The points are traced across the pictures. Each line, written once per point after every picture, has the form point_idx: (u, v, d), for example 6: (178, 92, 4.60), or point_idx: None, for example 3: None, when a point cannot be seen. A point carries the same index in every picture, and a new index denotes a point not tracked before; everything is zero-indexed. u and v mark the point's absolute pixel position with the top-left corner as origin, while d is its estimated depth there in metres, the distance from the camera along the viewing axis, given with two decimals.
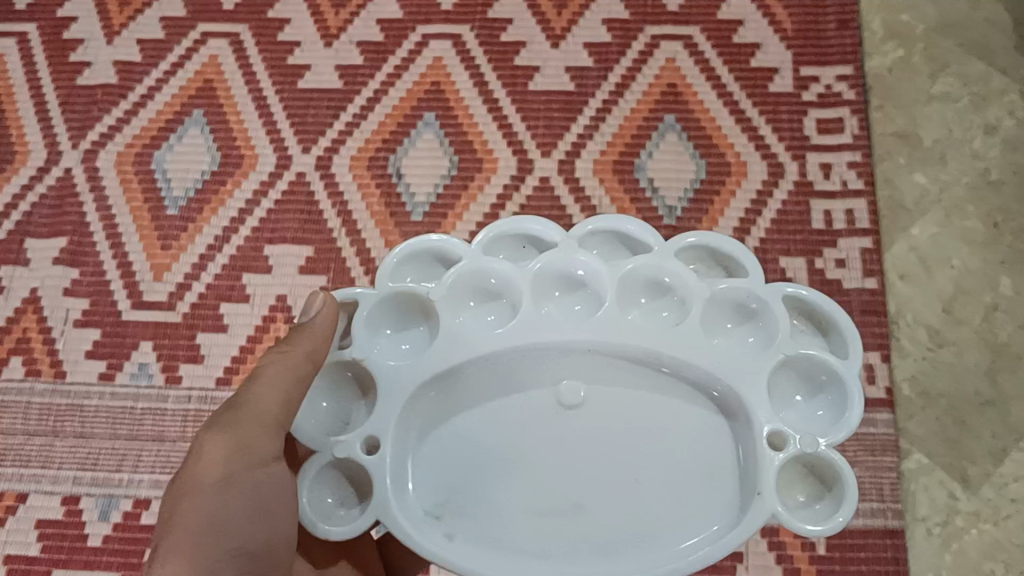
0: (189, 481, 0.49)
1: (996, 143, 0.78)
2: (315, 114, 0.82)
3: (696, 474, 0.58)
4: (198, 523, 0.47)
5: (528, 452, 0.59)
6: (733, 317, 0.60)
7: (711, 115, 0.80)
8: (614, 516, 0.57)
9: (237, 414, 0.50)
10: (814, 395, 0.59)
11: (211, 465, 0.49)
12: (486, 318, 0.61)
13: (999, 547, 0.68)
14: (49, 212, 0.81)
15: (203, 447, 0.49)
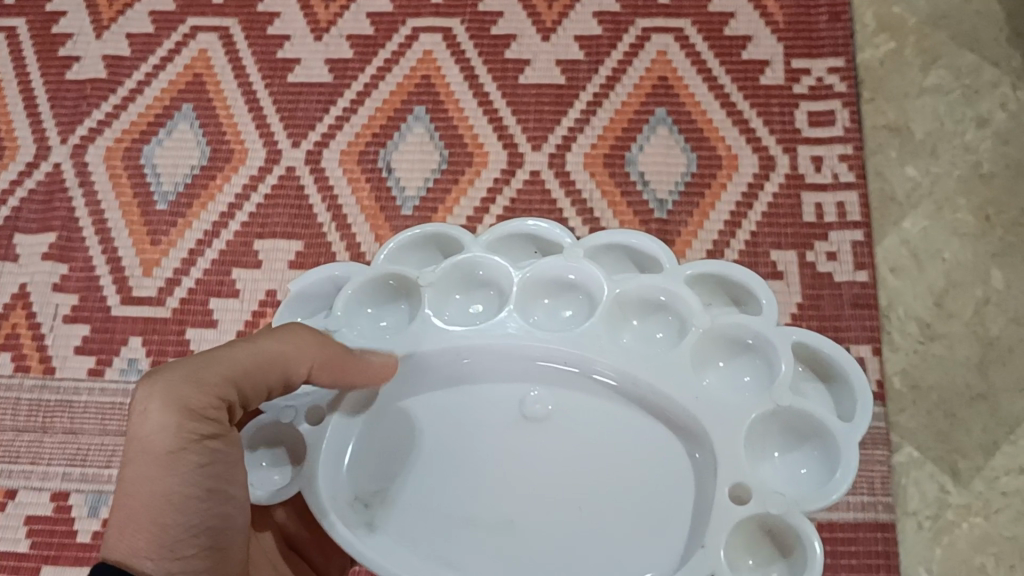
0: (139, 452, 0.45)
1: (988, 135, 0.77)
2: (304, 108, 0.82)
3: (650, 515, 0.60)
4: (143, 502, 0.45)
5: (507, 480, 0.62)
6: (726, 355, 0.65)
7: (703, 108, 0.80)
8: (546, 532, 0.60)
9: (207, 365, 0.49)
10: (794, 451, 0.62)
11: (163, 434, 0.46)
12: (472, 308, 0.68)
13: (990, 540, 0.67)
14: (39, 208, 0.81)
15: (147, 417, 0.46)
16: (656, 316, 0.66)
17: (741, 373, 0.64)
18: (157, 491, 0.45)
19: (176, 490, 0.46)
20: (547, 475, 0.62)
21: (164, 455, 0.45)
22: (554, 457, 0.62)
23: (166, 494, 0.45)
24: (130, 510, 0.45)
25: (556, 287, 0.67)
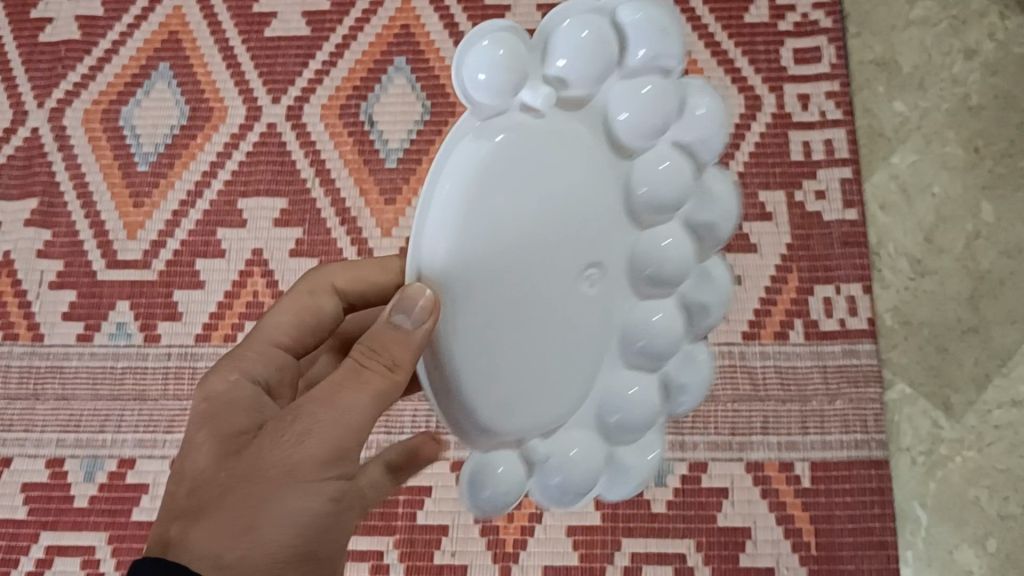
0: (259, 462, 0.34)
1: (976, 67, 0.77)
2: (283, 63, 0.80)
3: (534, 327, 0.37)
4: (222, 540, 0.32)
5: (516, 318, 0.36)
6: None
7: (686, 48, 0.78)
8: (511, 353, 0.36)
9: (329, 415, 0.34)
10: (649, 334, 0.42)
11: (306, 462, 0.34)
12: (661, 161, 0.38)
13: (982, 473, 0.67)
14: (19, 173, 0.80)
15: (302, 426, 0.34)
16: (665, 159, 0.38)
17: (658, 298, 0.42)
18: (291, 526, 0.33)
19: (312, 520, 0.34)
20: (576, 259, 0.37)
21: (287, 470, 0.33)
22: (592, 242, 0.37)
23: (297, 526, 0.33)
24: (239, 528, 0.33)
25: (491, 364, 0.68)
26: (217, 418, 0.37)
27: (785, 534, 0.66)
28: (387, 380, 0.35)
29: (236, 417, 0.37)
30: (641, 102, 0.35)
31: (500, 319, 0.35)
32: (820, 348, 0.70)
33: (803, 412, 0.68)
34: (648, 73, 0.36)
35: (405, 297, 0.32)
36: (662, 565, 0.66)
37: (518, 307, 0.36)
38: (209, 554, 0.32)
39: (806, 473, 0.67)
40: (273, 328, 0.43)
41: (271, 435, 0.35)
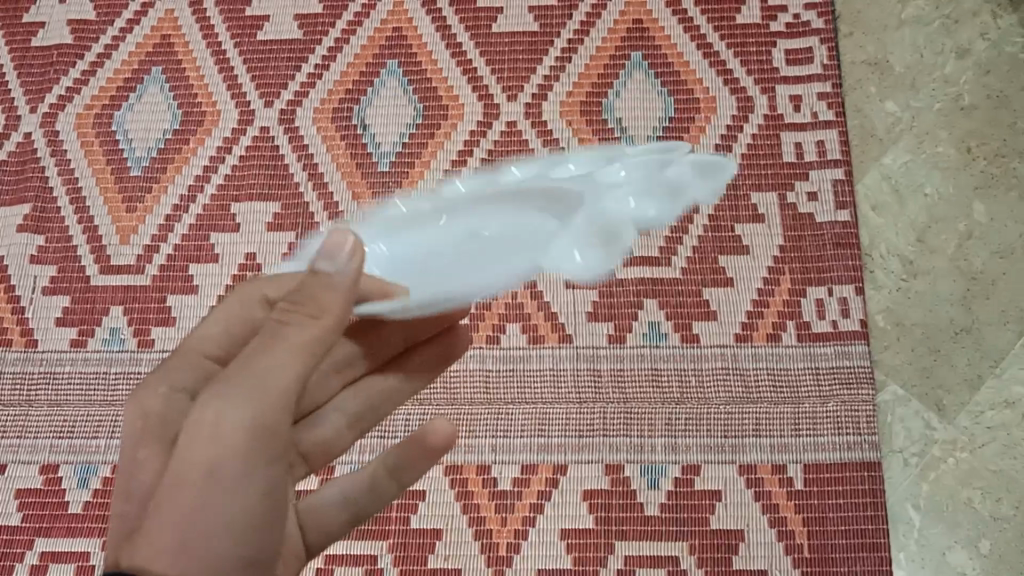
0: (188, 453, 0.38)
1: (968, 67, 0.77)
2: (275, 66, 0.80)
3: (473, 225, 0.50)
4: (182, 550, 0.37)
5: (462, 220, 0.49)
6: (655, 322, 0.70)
7: (678, 50, 0.79)
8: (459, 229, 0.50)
9: (257, 385, 0.39)
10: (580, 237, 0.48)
11: (235, 444, 0.39)
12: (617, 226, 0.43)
13: (975, 474, 0.68)
14: (12, 178, 0.80)
15: (239, 413, 0.39)
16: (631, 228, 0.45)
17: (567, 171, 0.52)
18: (230, 509, 0.40)
19: (248, 496, 0.41)
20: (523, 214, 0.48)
21: (216, 467, 0.38)
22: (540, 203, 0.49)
23: (238, 507, 0.40)
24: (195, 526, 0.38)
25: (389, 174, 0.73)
26: (139, 415, 0.39)
27: (778, 537, 0.66)
28: (311, 330, 0.38)
29: (148, 416, 0.39)
30: None
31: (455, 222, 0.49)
32: (813, 349, 0.70)
33: (796, 414, 0.68)
34: None
35: (332, 242, 0.39)
36: (655, 568, 0.66)
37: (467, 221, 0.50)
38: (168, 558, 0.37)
39: (798, 475, 0.67)
40: (203, 339, 0.49)
41: (203, 424, 0.38)
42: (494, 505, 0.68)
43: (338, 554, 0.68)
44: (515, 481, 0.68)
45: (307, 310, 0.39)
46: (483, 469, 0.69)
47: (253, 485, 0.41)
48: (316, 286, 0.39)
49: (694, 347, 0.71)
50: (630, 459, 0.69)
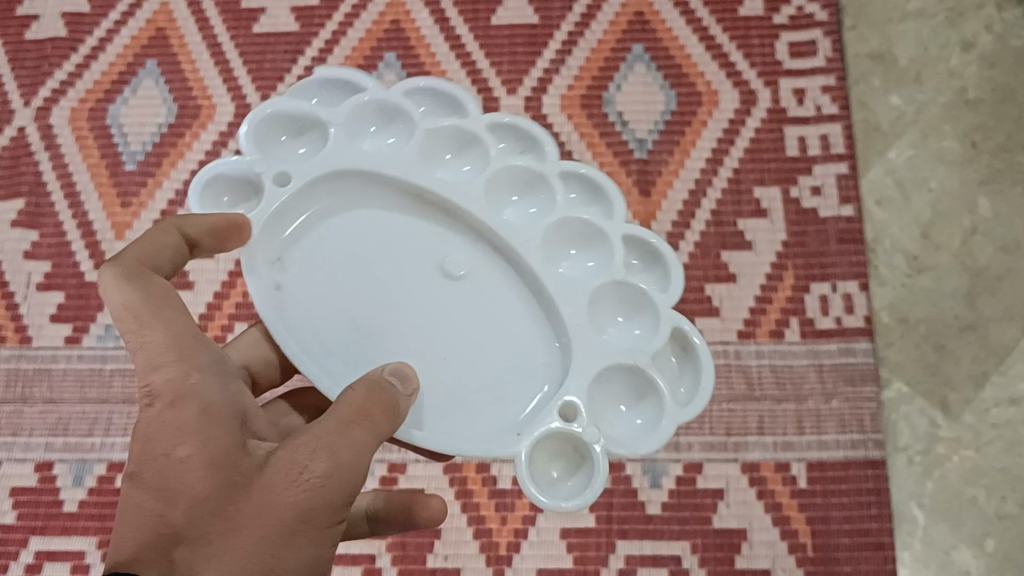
0: (269, 488, 0.36)
1: (973, 60, 0.76)
2: (271, 59, 0.79)
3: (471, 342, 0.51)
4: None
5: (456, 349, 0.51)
6: (627, 400, 0.51)
7: (680, 43, 0.78)
8: (472, 328, 0.52)
9: (342, 442, 0.37)
10: (632, 314, 0.53)
11: (320, 493, 0.37)
12: (639, 419, 0.51)
13: (980, 472, 0.67)
14: (5, 173, 0.79)
15: (318, 470, 0.37)
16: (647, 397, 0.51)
17: (586, 260, 0.54)
18: (297, 561, 0.37)
19: (320, 561, 0.37)
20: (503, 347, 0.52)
21: (300, 510, 0.36)
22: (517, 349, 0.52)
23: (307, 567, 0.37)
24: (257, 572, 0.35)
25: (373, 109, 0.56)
26: (212, 441, 0.38)
27: (781, 536, 0.66)
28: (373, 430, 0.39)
29: (225, 443, 0.38)
30: (620, 419, 0.51)
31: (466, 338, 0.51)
32: (816, 346, 0.69)
33: (799, 412, 0.68)
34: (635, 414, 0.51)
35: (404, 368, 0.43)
36: (657, 568, 0.65)
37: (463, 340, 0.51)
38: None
39: (802, 474, 0.66)
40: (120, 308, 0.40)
41: (280, 470, 0.37)
42: (494, 503, 0.67)
43: (337, 553, 0.67)
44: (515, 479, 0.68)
45: (385, 412, 0.40)
46: (483, 467, 0.68)
47: (323, 550, 0.38)
48: (384, 395, 0.40)
49: None
50: (632, 457, 0.68)
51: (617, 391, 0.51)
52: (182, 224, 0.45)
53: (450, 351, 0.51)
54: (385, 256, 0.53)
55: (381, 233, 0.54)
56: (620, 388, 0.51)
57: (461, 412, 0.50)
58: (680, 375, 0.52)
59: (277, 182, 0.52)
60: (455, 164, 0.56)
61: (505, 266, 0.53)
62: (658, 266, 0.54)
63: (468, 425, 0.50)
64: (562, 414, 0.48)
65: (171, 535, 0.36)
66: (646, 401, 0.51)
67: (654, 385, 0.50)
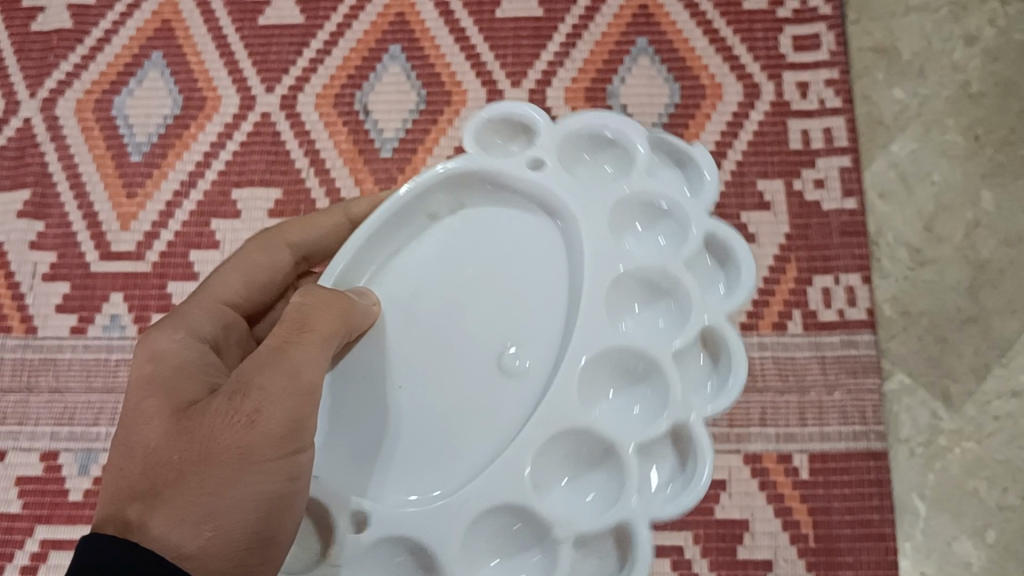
0: (208, 437, 0.37)
1: (977, 54, 0.76)
2: (277, 52, 0.80)
3: (504, 294, 0.48)
4: (185, 523, 0.36)
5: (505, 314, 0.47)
6: (616, 385, 0.46)
7: (684, 36, 0.78)
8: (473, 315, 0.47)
9: (280, 373, 0.39)
10: (654, 302, 0.48)
11: (268, 426, 0.38)
12: (657, 324, 0.48)
13: (981, 464, 0.67)
14: (10, 164, 0.79)
15: (251, 405, 0.38)
16: (661, 298, 0.48)
17: (654, 319, 0.48)
18: (247, 506, 0.37)
19: (272, 495, 0.38)
20: (504, 305, 0.47)
21: (245, 449, 0.38)
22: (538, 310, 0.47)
23: (256, 502, 0.38)
24: (196, 511, 0.36)
25: (599, 135, 0.52)
26: (172, 397, 0.40)
27: (783, 526, 0.66)
28: (311, 348, 0.41)
29: (188, 393, 0.40)
30: (629, 415, 0.45)
31: (482, 312, 0.47)
32: (819, 338, 0.69)
33: (801, 403, 0.68)
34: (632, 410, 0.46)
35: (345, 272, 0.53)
36: (659, 557, 0.66)
37: (467, 346, 0.47)
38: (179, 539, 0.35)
39: (804, 465, 0.67)
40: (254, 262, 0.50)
41: (219, 417, 0.38)
42: None
43: None
44: None
45: (330, 320, 0.42)
46: None
47: (271, 485, 0.38)
48: (339, 300, 0.43)
49: None
50: None
51: (558, 462, 0.44)
52: (351, 210, 0.53)
53: (447, 398, 0.45)
54: (478, 291, 0.48)
55: (503, 237, 0.49)
56: (617, 365, 0.46)
57: (432, 463, 0.44)
58: (676, 469, 0.46)
59: (533, 165, 0.49)
60: (595, 164, 0.52)
61: (568, 247, 0.48)
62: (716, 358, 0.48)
63: (401, 484, 0.44)
64: (528, 483, 0.42)
65: (129, 495, 0.36)
66: (641, 388, 0.46)
67: (664, 376, 0.45)
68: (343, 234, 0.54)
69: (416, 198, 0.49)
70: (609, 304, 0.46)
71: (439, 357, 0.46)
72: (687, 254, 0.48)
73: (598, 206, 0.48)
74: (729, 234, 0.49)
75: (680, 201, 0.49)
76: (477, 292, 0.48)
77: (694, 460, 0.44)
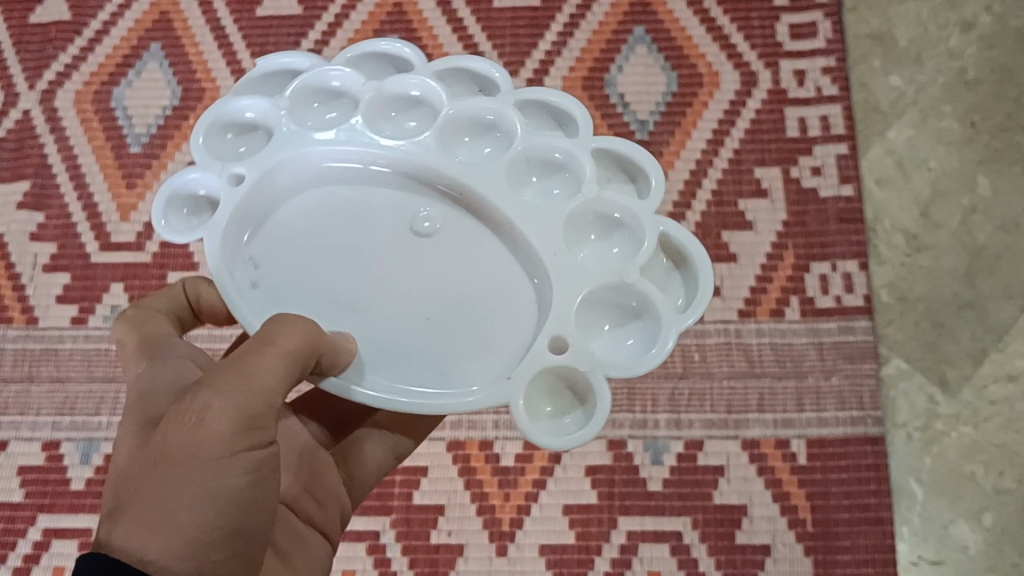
0: (163, 444, 0.34)
1: (973, 40, 0.76)
2: (275, 42, 0.80)
3: (386, 229, 0.49)
4: (145, 532, 0.33)
5: (378, 256, 0.49)
6: (601, 230, 0.49)
7: (681, 25, 0.78)
8: (333, 241, 0.49)
9: (236, 375, 0.35)
10: (552, 172, 0.50)
11: (218, 430, 0.34)
12: (553, 191, 0.50)
13: (978, 448, 0.67)
14: (10, 155, 0.79)
15: (201, 403, 0.34)
16: (554, 172, 0.50)
17: (483, 146, 0.51)
18: (202, 513, 0.34)
19: (227, 496, 0.34)
20: (397, 221, 0.50)
21: (196, 454, 0.34)
22: (439, 247, 0.49)
23: (210, 507, 0.34)
24: (153, 515, 0.33)
25: (324, 87, 0.52)
26: (136, 419, 0.37)
27: (781, 511, 0.66)
28: (273, 352, 0.37)
29: (157, 405, 0.38)
30: (605, 249, 0.48)
31: (343, 234, 0.49)
32: (816, 325, 0.70)
33: (799, 389, 0.68)
34: (611, 241, 0.49)
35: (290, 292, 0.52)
36: (658, 543, 0.66)
37: (382, 266, 0.48)
38: (139, 548, 0.32)
39: (802, 450, 0.67)
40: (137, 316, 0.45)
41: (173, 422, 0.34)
42: (497, 480, 0.68)
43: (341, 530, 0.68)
44: (517, 457, 0.68)
45: (294, 336, 0.38)
46: (486, 444, 0.69)
47: (229, 486, 0.34)
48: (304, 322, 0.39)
49: (697, 323, 0.70)
50: (634, 435, 0.68)
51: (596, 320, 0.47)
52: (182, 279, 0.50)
53: (372, 310, 0.47)
54: (319, 233, 0.49)
55: (338, 178, 0.50)
56: (592, 216, 0.49)
57: (416, 370, 0.46)
58: (671, 265, 0.49)
59: (231, 184, 0.48)
60: (401, 122, 0.51)
61: (401, 184, 0.50)
62: (563, 124, 0.51)
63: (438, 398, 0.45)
64: (549, 346, 0.44)
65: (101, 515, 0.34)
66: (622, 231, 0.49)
67: (615, 206, 0.48)
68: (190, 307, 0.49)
69: (229, 256, 0.47)
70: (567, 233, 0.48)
71: (339, 265, 0.48)
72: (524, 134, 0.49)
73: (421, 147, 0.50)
74: (479, 61, 0.51)
75: (438, 90, 0.50)
76: (353, 223, 0.49)
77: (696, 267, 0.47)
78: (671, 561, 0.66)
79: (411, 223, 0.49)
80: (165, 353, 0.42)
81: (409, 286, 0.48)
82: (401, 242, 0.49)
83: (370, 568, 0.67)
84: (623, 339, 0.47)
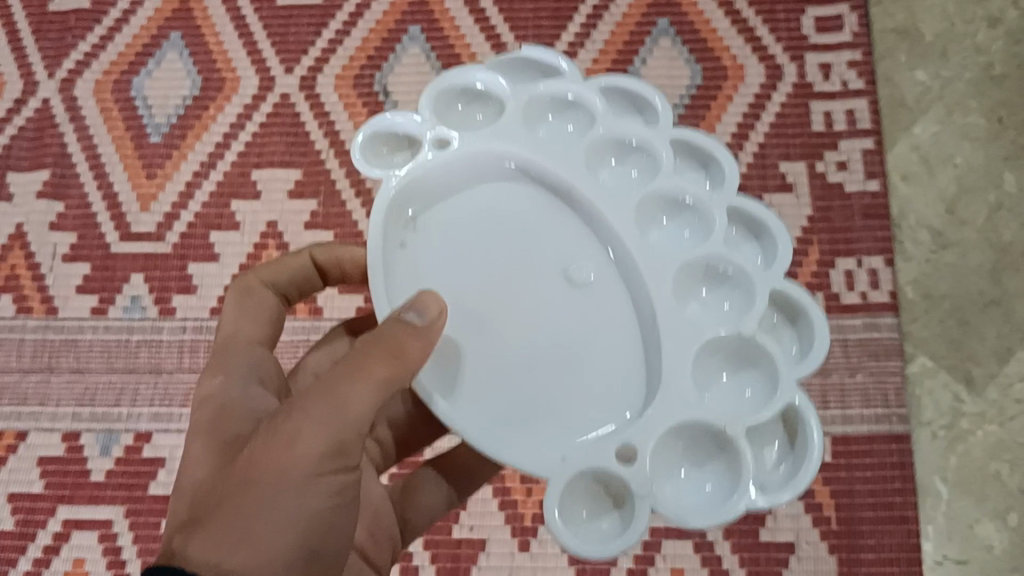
0: (250, 463, 0.36)
1: (1000, 35, 0.75)
2: (296, 33, 0.79)
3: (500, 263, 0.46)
4: (226, 543, 0.34)
5: (500, 292, 0.46)
6: (709, 285, 0.46)
7: (706, 17, 0.78)
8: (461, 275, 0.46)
9: (325, 402, 0.36)
10: (679, 214, 0.47)
11: (304, 455, 0.36)
12: (681, 235, 0.47)
13: (1004, 447, 0.67)
14: (30, 144, 0.79)
15: (293, 425, 0.36)
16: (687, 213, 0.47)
17: (629, 169, 0.48)
18: (286, 526, 0.36)
19: (309, 511, 0.36)
20: (532, 259, 0.47)
21: (282, 476, 0.35)
22: (575, 296, 0.46)
23: (296, 521, 0.36)
24: (232, 531, 0.34)
25: (466, 87, 0.49)
26: (212, 438, 0.40)
27: (805, 509, 0.66)
28: (372, 376, 0.37)
29: (234, 421, 0.40)
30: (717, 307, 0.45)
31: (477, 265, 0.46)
32: (841, 322, 0.69)
33: (824, 386, 0.68)
34: (727, 296, 0.46)
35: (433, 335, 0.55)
36: (681, 539, 0.66)
37: (507, 300, 0.46)
38: (212, 569, 0.33)
39: (826, 448, 0.67)
40: (240, 299, 0.47)
41: (261, 447, 0.36)
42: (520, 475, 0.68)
43: None
44: None
45: (387, 359, 0.37)
46: None
47: (310, 504, 0.36)
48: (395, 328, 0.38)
49: None
50: None
51: (679, 455, 0.43)
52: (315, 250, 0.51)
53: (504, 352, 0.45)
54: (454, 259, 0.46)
55: (481, 206, 0.48)
56: (706, 269, 0.46)
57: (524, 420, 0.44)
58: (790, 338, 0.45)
59: (435, 144, 0.47)
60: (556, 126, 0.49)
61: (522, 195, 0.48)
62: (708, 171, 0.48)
63: (530, 441, 0.43)
64: (619, 455, 0.41)
65: (181, 521, 0.36)
66: (753, 372, 0.44)
67: (730, 260, 0.45)
68: (311, 273, 0.51)
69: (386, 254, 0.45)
70: (676, 286, 0.45)
71: (478, 294, 0.46)
72: (665, 168, 0.47)
73: (558, 164, 0.47)
74: (634, 82, 0.48)
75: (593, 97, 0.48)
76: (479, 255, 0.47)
77: (806, 342, 0.44)
78: (695, 558, 0.66)
79: (570, 266, 0.46)
80: (240, 372, 0.44)
81: (529, 321, 0.45)
82: (528, 284, 0.46)
83: (392, 562, 0.67)
84: (740, 392, 0.44)
